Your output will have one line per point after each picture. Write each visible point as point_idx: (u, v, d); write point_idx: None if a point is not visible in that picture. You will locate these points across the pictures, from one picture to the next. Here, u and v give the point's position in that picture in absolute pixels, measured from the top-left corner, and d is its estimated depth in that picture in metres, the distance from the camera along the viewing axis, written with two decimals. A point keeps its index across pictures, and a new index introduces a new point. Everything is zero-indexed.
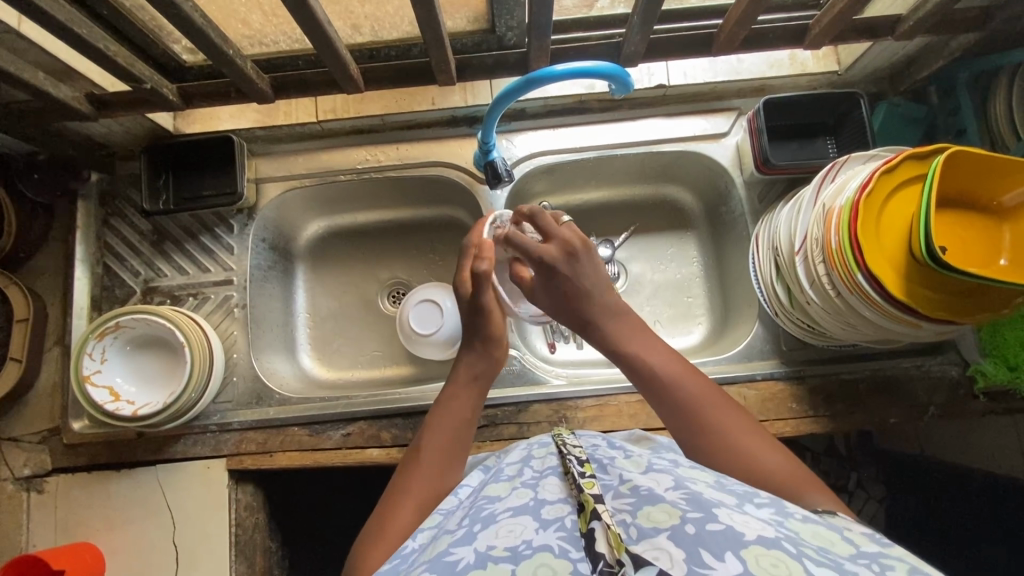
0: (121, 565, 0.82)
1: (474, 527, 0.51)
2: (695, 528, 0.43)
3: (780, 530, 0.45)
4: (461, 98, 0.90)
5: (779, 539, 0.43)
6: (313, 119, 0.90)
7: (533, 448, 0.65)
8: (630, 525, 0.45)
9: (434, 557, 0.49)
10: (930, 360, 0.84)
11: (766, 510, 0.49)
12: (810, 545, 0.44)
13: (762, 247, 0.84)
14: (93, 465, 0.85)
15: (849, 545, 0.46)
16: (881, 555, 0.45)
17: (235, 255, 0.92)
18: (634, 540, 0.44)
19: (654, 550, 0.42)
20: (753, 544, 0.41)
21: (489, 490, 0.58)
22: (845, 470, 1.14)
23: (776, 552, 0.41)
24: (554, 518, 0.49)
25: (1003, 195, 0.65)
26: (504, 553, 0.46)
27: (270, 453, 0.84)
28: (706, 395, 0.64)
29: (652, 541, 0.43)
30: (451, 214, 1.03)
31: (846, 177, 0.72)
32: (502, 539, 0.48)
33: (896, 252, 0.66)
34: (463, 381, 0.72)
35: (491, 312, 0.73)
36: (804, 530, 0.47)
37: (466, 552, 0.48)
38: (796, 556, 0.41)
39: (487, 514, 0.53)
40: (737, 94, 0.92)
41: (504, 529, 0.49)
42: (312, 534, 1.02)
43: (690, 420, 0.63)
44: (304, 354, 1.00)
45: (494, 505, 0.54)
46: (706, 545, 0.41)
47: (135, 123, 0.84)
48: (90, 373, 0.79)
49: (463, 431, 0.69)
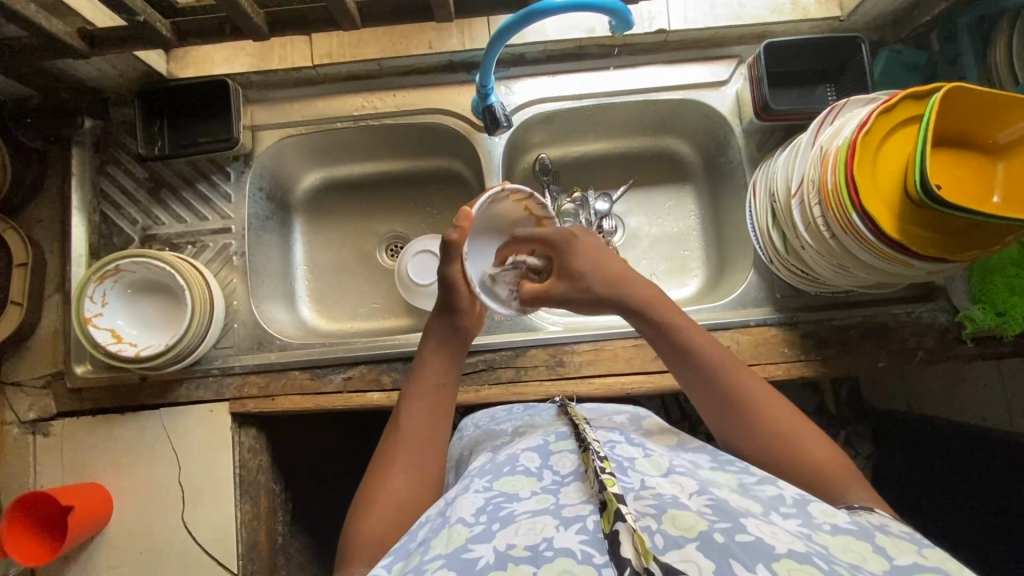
0: (129, 504, 0.84)
1: (492, 524, 0.47)
2: (725, 537, 0.42)
3: (810, 544, 0.43)
4: (459, 42, 0.88)
5: (809, 553, 0.42)
6: (309, 64, 0.89)
7: (549, 439, 0.60)
8: (656, 532, 0.43)
9: (451, 551, 0.46)
10: (920, 306, 0.86)
11: (793, 520, 0.47)
12: (841, 563, 0.42)
13: (760, 194, 0.84)
14: (97, 408, 0.86)
15: (880, 556, 0.45)
16: (914, 571, 0.43)
17: (233, 204, 0.91)
18: (661, 549, 0.41)
19: (685, 562, 0.40)
20: (784, 557, 0.40)
21: (505, 484, 0.54)
22: (835, 428, 1.21)
23: (807, 567, 0.40)
24: (576, 518, 0.46)
25: (998, 133, 0.65)
26: (526, 553, 0.43)
27: (272, 397, 0.86)
28: (749, 382, 0.63)
29: (682, 550, 0.41)
30: (448, 166, 1.02)
31: (844, 120, 0.72)
32: (522, 538, 0.45)
33: (892, 191, 0.67)
34: (435, 352, 0.70)
35: (458, 287, 0.70)
36: (833, 543, 0.45)
37: (486, 549, 0.45)
38: (828, 573, 0.40)
39: (505, 512, 0.49)
40: (738, 41, 0.91)
41: (524, 526, 0.46)
42: (317, 481, 1.05)
43: (723, 404, 0.62)
44: (303, 305, 1.01)
45: (512, 504, 0.50)
46: (737, 556, 0.40)
47: (128, 65, 0.82)
48: (91, 315, 0.80)
49: (439, 398, 0.67)
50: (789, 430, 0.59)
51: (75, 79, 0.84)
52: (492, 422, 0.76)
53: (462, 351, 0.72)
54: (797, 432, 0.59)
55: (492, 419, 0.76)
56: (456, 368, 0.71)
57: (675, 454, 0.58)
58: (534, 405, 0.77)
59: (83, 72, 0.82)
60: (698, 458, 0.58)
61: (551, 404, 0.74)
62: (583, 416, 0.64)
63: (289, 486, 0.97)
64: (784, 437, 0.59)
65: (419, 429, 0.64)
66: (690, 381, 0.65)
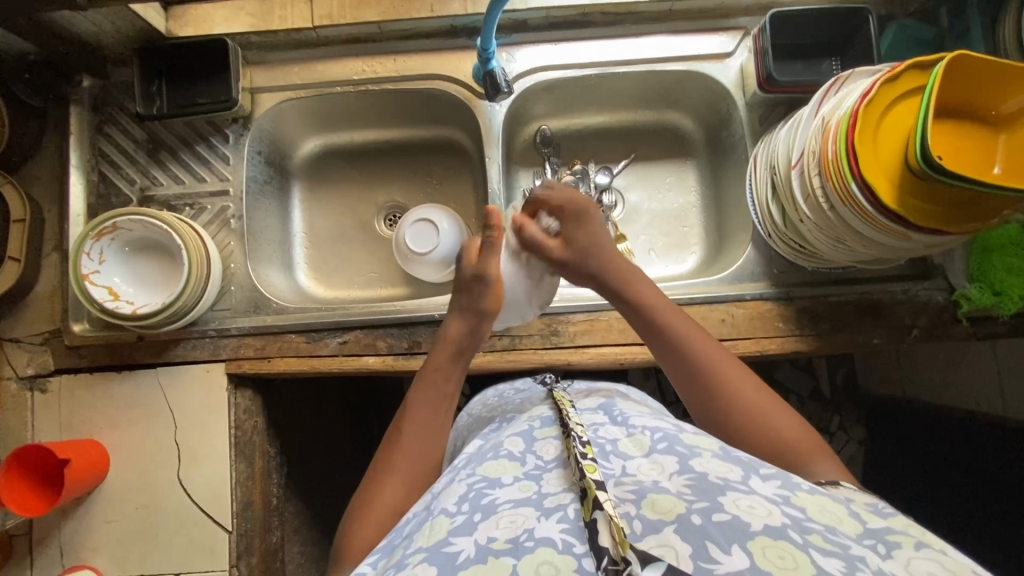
0: (123, 462, 0.85)
1: (473, 515, 0.48)
2: (702, 519, 0.42)
3: (786, 514, 0.43)
4: (461, 6, 0.87)
5: (784, 527, 0.42)
6: (309, 25, 0.88)
7: (534, 424, 0.61)
8: (635, 518, 0.44)
9: (431, 545, 0.46)
10: (918, 285, 0.85)
11: (773, 483, 0.48)
12: (815, 529, 0.43)
13: (760, 167, 0.84)
14: (93, 366, 0.87)
15: (856, 521, 0.46)
16: (887, 532, 0.45)
17: (231, 166, 0.91)
18: (638, 536, 0.42)
19: (662, 547, 0.41)
20: (760, 535, 0.41)
21: (488, 469, 0.55)
22: (829, 413, 1.20)
23: (782, 543, 0.40)
24: (557, 508, 0.46)
25: (1002, 104, 0.65)
26: (506, 545, 0.44)
27: (268, 358, 0.86)
28: (718, 357, 0.65)
29: (660, 535, 0.42)
30: (449, 135, 1.02)
31: (848, 90, 0.71)
32: (503, 531, 0.45)
33: (893, 163, 0.66)
34: (445, 356, 0.69)
35: (490, 284, 0.70)
36: (811, 505, 0.46)
37: (467, 543, 0.45)
38: (803, 546, 0.40)
39: (487, 500, 0.50)
40: (744, 12, 0.90)
41: (505, 519, 0.47)
42: (312, 450, 1.06)
43: (697, 379, 0.64)
44: (300, 271, 1.01)
45: (494, 490, 0.51)
46: (713, 538, 0.41)
47: (126, 22, 0.82)
48: (88, 272, 0.80)
49: (440, 408, 0.67)
50: (743, 391, 0.62)
51: (73, 36, 0.83)
52: (486, 408, 0.80)
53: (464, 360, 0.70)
54: (770, 412, 0.61)
55: (485, 405, 0.80)
56: (460, 375, 0.70)
57: (658, 423, 0.57)
58: (523, 387, 0.81)
59: (81, 28, 0.81)
60: (680, 425, 0.57)
61: (540, 387, 0.78)
62: (568, 399, 0.66)
63: (286, 449, 0.98)
64: (759, 415, 0.61)
65: (418, 436, 0.64)
66: (662, 352, 0.67)
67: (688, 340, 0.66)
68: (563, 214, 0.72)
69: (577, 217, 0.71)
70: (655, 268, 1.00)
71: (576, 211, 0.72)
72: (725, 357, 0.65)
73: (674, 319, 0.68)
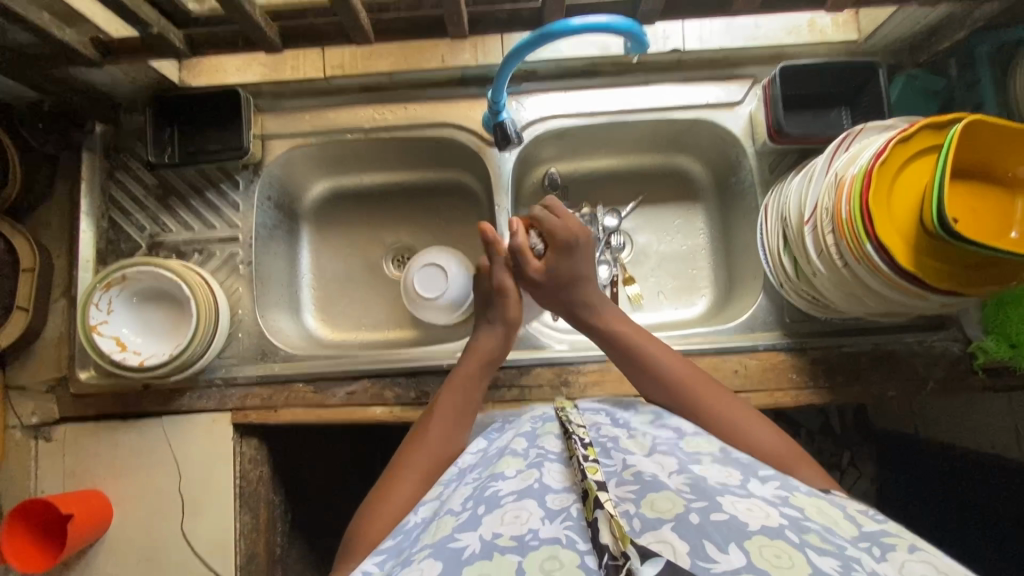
0: (125, 512, 0.84)
1: (477, 509, 0.49)
2: (700, 517, 0.44)
3: (784, 514, 0.46)
4: (471, 56, 0.88)
5: (781, 528, 0.43)
6: (321, 75, 0.89)
7: (538, 424, 0.61)
8: (635, 516, 0.45)
9: (437, 541, 0.47)
10: (933, 335, 0.84)
11: (771, 484, 0.51)
12: (811, 530, 0.44)
13: (771, 218, 0.83)
14: (99, 415, 0.86)
15: (852, 524, 0.47)
16: (881, 534, 0.46)
17: (241, 213, 0.91)
18: (638, 532, 0.43)
19: (659, 543, 0.42)
20: (756, 535, 0.42)
21: (496, 466, 0.55)
22: (840, 448, 1.19)
23: (779, 543, 0.41)
24: (561, 510, 0.47)
25: (1017, 166, 0.64)
26: (511, 542, 0.45)
27: (275, 408, 0.85)
28: (694, 378, 0.68)
29: (657, 532, 0.43)
30: (457, 178, 1.02)
31: (860, 147, 0.71)
32: (508, 527, 0.46)
33: (908, 224, 0.66)
34: (477, 363, 0.73)
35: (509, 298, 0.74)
36: (807, 508, 0.48)
37: (472, 538, 0.46)
38: (799, 546, 0.41)
39: (491, 494, 0.51)
40: (753, 61, 0.90)
41: (510, 514, 0.48)
42: (316, 492, 1.04)
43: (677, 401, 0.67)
44: (308, 314, 1.00)
45: (498, 484, 0.52)
46: (711, 537, 0.42)
47: (140, 73, 0.83)
48: (97, 323, 0.80)
49: (464, 410, 0.70)
50: (720, 411, 0.65)
51: (86, 87, 0.84)
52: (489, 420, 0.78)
53: (492, 366, 0.74)
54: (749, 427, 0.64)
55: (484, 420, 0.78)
56: (485, 384, 0.73)
57: (659, 430, 0.60)
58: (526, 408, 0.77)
59: (95, 79, 0.82)
60: (681, 427, 0.60)
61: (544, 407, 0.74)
62: (571, 402, 0.66)
63: (290, 494, 0.97)
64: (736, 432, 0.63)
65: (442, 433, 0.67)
66: (640, 378, 0.70)
67: (663, 363, 0.69)
68: (553, 240, 0.73)
69: (563, 249, 0.73)
70: (663, 311, 0.99)
71: (563, 245, 0.73)
72: (705, 381, 0.68)
73: (647, 343, 0.70)
